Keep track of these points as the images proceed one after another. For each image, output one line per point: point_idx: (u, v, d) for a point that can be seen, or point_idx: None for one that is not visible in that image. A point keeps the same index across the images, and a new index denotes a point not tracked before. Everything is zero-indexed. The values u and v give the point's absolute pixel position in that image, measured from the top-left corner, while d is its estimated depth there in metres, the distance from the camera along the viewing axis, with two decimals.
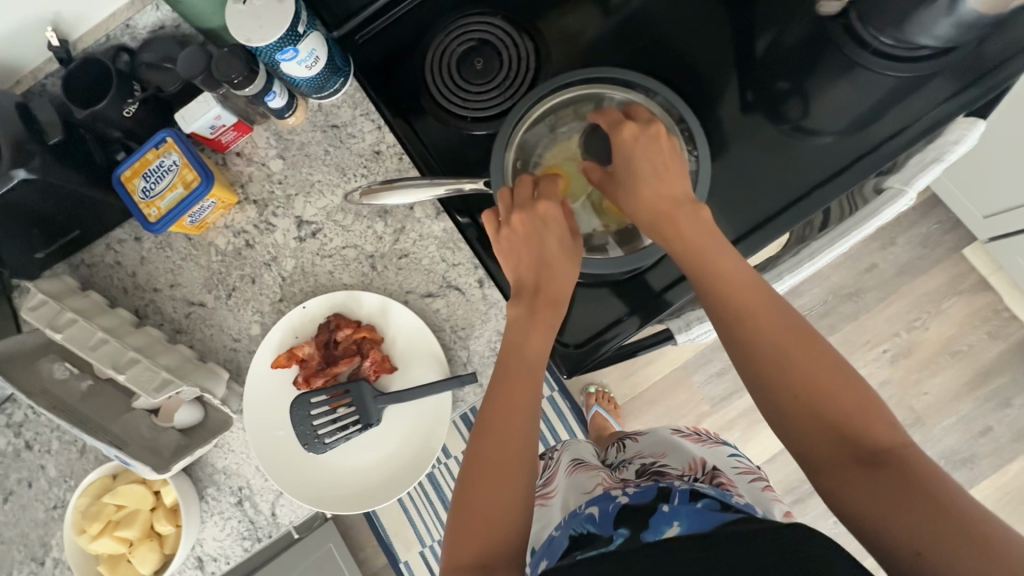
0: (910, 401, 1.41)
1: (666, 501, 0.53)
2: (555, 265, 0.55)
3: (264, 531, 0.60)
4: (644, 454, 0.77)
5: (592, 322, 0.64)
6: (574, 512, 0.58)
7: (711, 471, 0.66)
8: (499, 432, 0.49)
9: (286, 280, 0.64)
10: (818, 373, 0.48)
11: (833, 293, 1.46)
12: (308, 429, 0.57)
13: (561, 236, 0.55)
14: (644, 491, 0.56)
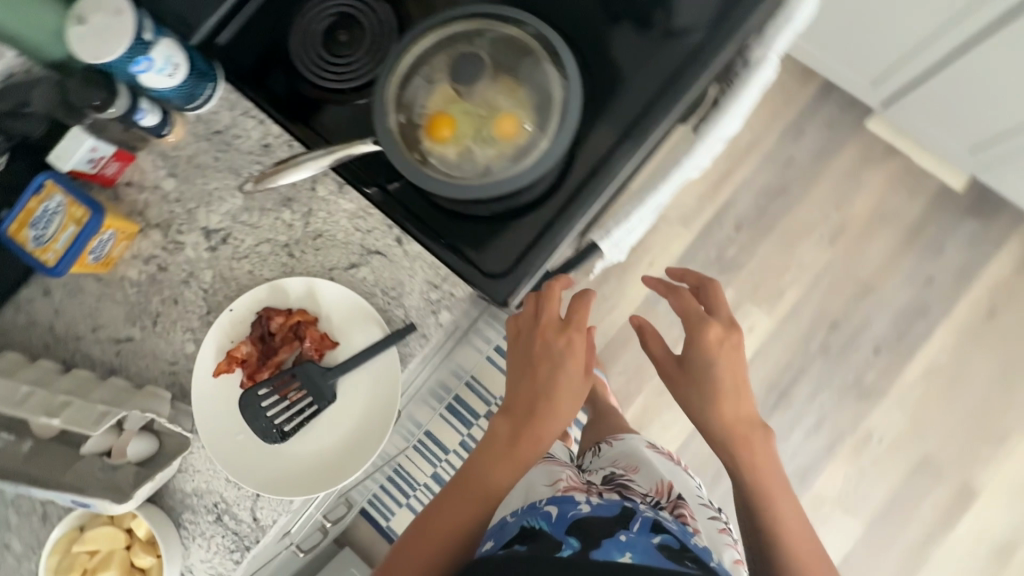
0: (857, 273, 1.49)
1: (624, 530, 0.64)
2: (560, 407, 0.66)
3: (252, 538, 0.59)
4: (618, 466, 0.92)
5: (513, 246, 0.64)
6: (532, 506, 0.69)
7: (673, 501, 0.80)
8: (450, 512, 0.65)
9: (209, 291, 0.63)
10: (799, 540, 0.65)
11: (762, 193, 1.53)
12: (265, 424, 0.57)
13: (578, 379, 0.67)
14: (605, 508, 0.69)
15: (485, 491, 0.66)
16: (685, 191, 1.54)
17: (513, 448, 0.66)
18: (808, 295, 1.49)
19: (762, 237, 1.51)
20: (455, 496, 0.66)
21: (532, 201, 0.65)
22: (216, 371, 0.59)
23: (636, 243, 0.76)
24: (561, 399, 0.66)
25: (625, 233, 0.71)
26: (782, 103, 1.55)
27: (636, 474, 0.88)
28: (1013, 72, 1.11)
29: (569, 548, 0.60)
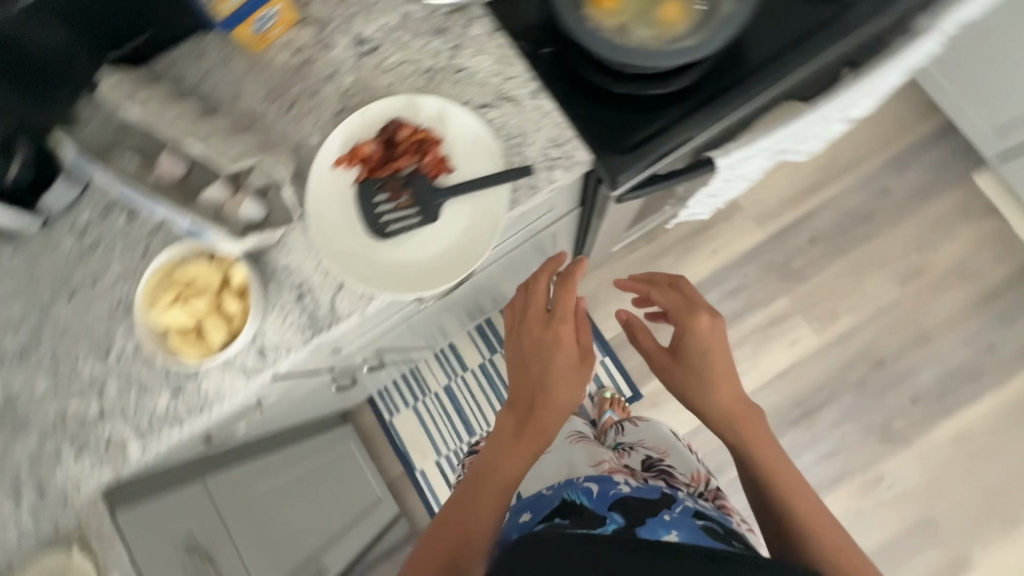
0: (918, 320, 1.45)
1: (668, 510, 0.71)
2: (557, 397, 0.67)
3: (325, 324, 0.63)
4: (645, 444, 0.97)
5: (634, 132, 0.66)
6: (570, 482, 0.78)
7: (713, 490, 0.87)
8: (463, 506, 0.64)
9: (346, 94, 0.66)
10: (805, 501, 0.63)
11: (845, 215, 1.50)
12: (373, 219, 0.61)
13: (572, 371, 0.68)
14: (649, 492, 0.74)
15: (493, 483, 0.65)
16: (769, 191, 1.52)
17: (515, 441, 0.66)
18: (861, 326, 1.46)
19: (832, 257, 1.49)
20: (469, 493, 0.65)
21: (663, 95, 0.67)
22: (335, 164, 0.63)
23: (745, 172, 0.77)
24: (554, 390, 0.67)
25: (743, 158, 0.72)
26: (894, 131, 1.50)
27: (671, 457, 0.93)
28: None
29: (614, 523, 0.68)
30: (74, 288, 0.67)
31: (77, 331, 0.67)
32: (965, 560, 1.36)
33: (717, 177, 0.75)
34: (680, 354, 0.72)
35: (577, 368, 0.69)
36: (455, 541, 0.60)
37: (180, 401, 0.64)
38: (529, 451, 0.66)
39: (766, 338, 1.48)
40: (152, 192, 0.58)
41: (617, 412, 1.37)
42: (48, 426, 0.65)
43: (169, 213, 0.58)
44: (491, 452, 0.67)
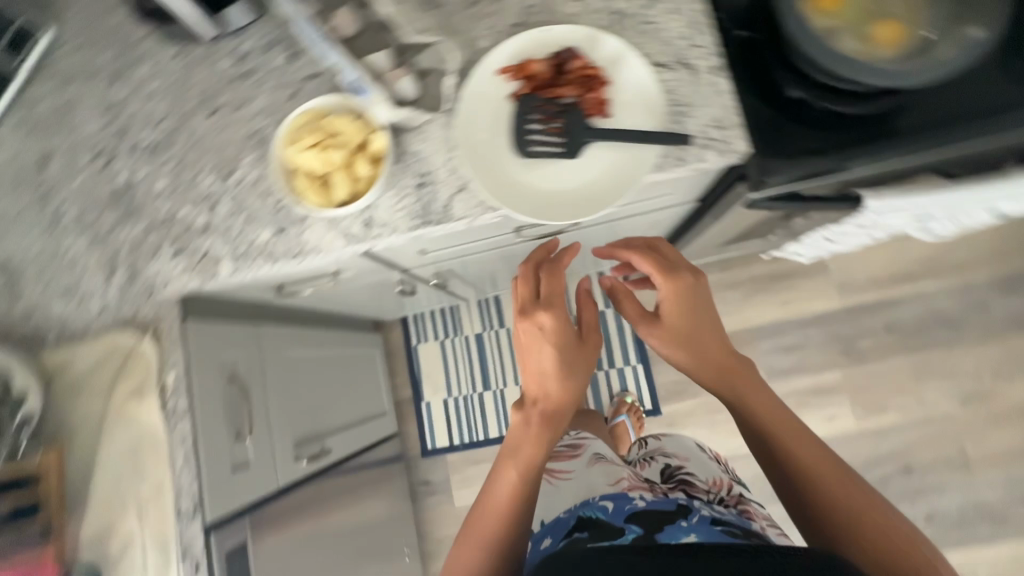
0: (963, 443, 1.39)
1: (686, 518, 0.71)
2: (561, 386, 0.66)
3: (435, 218, 0.64)
4: (666, 454, 1.01)
5: (790, 143, 0.63)
6: (588, 501, 0.79)
7: (735, 497, 0.88)
8: (495, 512, 0.64)
9: (529, 8, 0.66)
10: (807, 449, 0.61)
11: (930, 314, 1.43)
12: (519, 133, 0.61)
13: (575, 355, 0.67)
14: (666, 502, 0.75)
15: (521, 489, 0.64)
16: (863, 264, 1.45)
17: (525, 448, 0.65)
18: (904, 429, 1.41)
19: (901, 351, 1.43)
20: (496, 499, 0.64)
21: (837, 115, 0.63)
22: (501, 70, 0.63)
23: (884, 223, 0.74)
24: (557, 380, 0.66)
25: (894, 208, 0.69)
26: (1016, 249, 1.41)
27: (690, 469, 0.94)
28: None
29: (633, 533, 0.69)
30: (216, 105, 0.70)
31: (207, 146, 0.69)
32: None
33: (855, 216, 0.73)
34: (665, 320, 0.68)
35: (580, 347, 0.68)
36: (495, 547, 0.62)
37: (280, 241, 0.66)
38: (541, 449, 0.66)
39: (802, 404, 1.44)
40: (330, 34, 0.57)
41: (631, 420, 1.39)
42: (155, 221, 0.68)
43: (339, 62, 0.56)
44: (507, 464, 0.65)
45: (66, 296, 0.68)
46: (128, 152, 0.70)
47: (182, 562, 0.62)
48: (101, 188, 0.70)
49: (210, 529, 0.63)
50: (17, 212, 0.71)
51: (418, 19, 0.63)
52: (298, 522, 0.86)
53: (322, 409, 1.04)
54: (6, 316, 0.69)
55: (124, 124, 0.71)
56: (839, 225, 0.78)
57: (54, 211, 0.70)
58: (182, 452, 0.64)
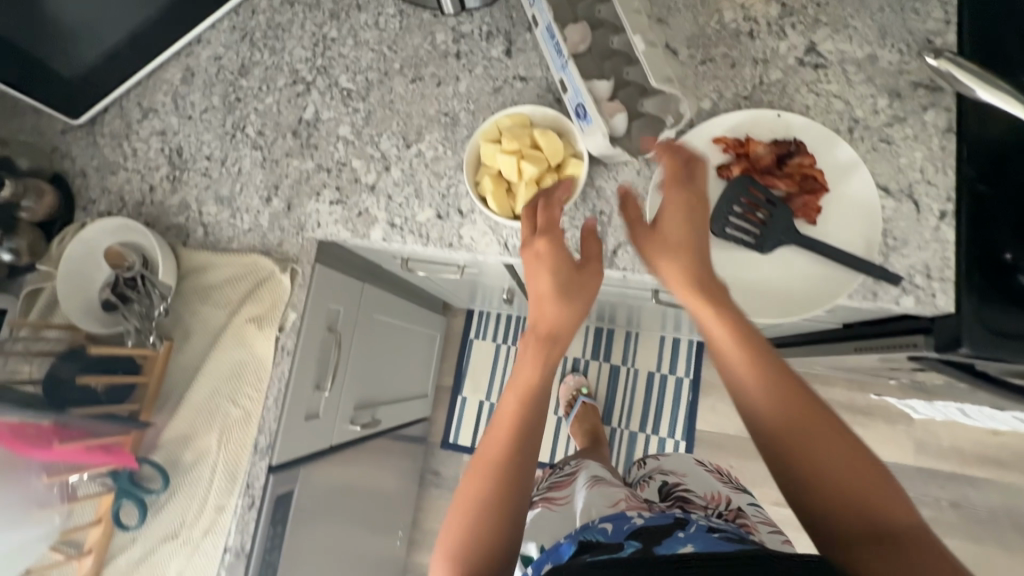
0: None
1: (683, 529, 0.57)
2: (559, 310, 0.53)
3: (596, 260, 0.62)
4: (664, 469, 0.89)
5: (991, 312, 0.54)
6: (585, 525, 0.61)
7: (734, 510, 0.77)
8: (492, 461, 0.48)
9: (763, 85, 0.63)
10: (828, 440, 0.45)
11: (1006, 508, 1.31)
12: (717, 209, 0.58)
13: (570, 280, 0.53)
14: (663, 516, 0.60)
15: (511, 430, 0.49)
16: (951, 429, 1.35)
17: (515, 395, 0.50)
18: None
19: (960, 533, 1.32)
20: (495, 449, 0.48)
21: None
22: (718, 138, 0.60)
23: None
24: (553, 305, 0.53)
25: None
26: None
27: (688, 484, 0.84)
28: None
29: (633, 545, 0.54)
30: (421, 74, 0.69)
31: (399, 110, 0.69)
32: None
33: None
34: (660, 235, 0.53)
35: (574, 273, 0.54)
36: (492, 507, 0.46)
37: (437, 225, 0.65)
38: (529, 394, 0.50)
39: None
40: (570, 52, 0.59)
41: None
42: (326, 164, 0.69)
43: (572, 81, 0.58)
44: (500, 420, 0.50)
45: (222, 204, 0.70)
46: (323, 89, 0.71)
47: (241, 496, 0.63)
48: (287, 114, 0.71)
49: (273, 470, 0.64)
50: (203, 109, 0.73)
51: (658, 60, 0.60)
52: (334, 482, 0.86)
53: (384, 376, 1.04)
54: (162, 203, 0.71)
55: (328, 62, 0.72)
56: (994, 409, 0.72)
57: (237, 120, 0.72)
58: (276, 389, 0.65)
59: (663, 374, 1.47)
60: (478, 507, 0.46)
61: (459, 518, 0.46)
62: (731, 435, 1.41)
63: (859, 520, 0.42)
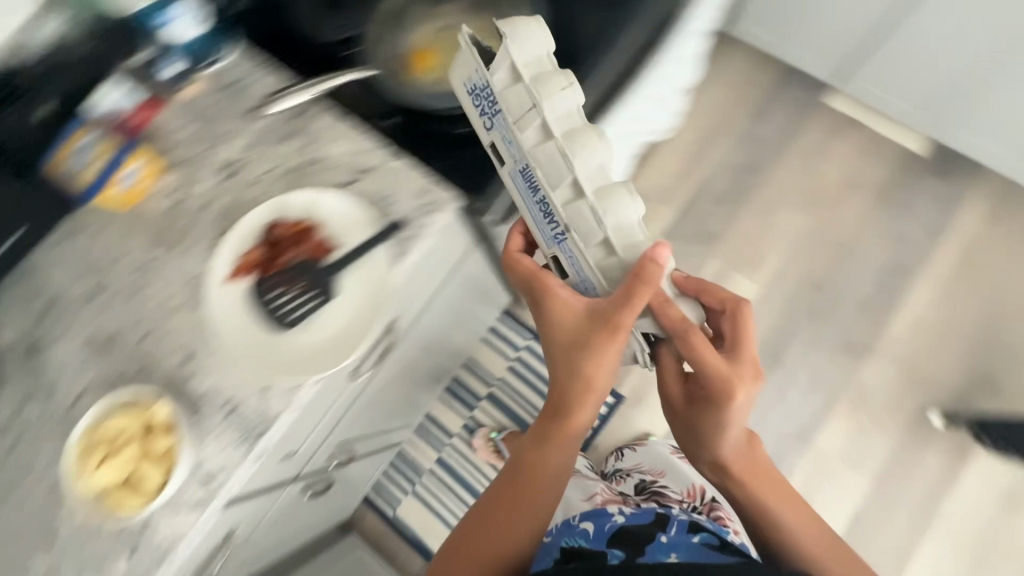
0: (833, 235, 1.54)
1: (664, 532, 1.01)
2: (579, 414, 0.67)
3: (261, 428, 0.63)
4: (643, 468, 1.36)
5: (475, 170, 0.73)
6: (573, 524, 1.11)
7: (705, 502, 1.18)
8: (501, 514, 0.73)
9: (220, 214, 0.71)
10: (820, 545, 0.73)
11: (733, 166, 1.60)
12: (275, 314, 0.65)
13: (600, 370, 0.63)
14: (638, 518, 1.06)
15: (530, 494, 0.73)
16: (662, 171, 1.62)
17: (533, 465, 0.72)
18: (788, 260, 1.53)
19: (739, 208, 1.58)
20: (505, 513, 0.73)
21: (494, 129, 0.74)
22: (229, 276, 0.66)
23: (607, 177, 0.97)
24: (574, 379, 0.65)
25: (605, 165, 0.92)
26: (743, 88, 1.64)
27: (665, 478, 1.30)
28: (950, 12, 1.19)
29: (621, 555, 0.97)
30: (4, 490, 0.66)
31: (18, 532, 0.64)
32: (931, 424, 1.40)
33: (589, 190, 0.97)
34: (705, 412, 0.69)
35: (594, 338, 0.61)
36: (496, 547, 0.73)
37: (139, 559, 0.61)
38: (545, 471, 0.73)
39: None
40: (513, 127, 0.60)
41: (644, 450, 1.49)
42: None
43: (572, 257, 0.63)
44: (532, 476, 0.73)
45: None
46: None
47: None
48: None
49: None
50: None
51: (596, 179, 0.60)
52: None
53: None
54: None
55: None
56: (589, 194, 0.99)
57: None
58: None
59: (514, 358, 1.56)
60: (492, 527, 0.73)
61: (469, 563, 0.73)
62: None
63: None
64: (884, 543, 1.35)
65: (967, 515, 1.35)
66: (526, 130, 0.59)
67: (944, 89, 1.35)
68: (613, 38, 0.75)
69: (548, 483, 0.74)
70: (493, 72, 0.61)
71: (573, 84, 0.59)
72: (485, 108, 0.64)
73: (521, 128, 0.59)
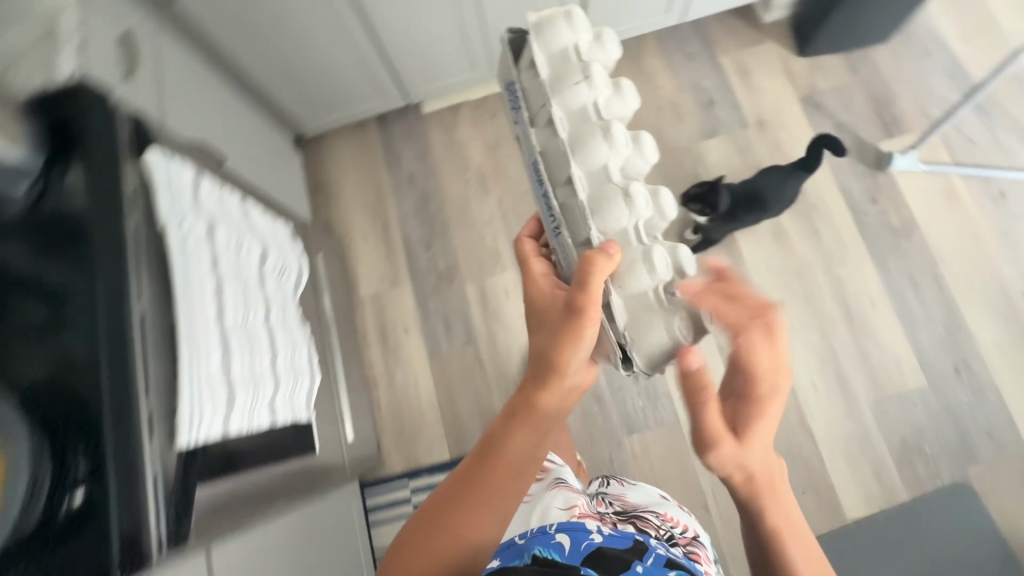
0: (518, 189, 1.68)
1: (641, 562, 0.68)
2: (546, 394, 0.70)
3: None
4: (626, 498, 1.17)
5: (97, 550, 0.64)
6: (544, 531, 0.72)
7: (680, 536, 1.04)
8: (468, 488, 0.68)
9: None
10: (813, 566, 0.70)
11: (415, 209, 1.71)
12: None
13: (563, 350, 0.68)
14: (621, 542, 0.71)
15: (503, 468, 0.69)
16: (373, 265, 1.68)
17: (506, 447, 0.70)
18: (510, 235, 1.65)
19: (446, 237, 1.68)
20: (475, 487, 0.67)
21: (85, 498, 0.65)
22: None
23: (273, 390, 0.96)
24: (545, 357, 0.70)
25: (256, 392, 0.90)
26: (367, 158, 1.76)
27: (644, 509, 1.11)
28: (399, 25, 1.36)
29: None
30: None
31: None
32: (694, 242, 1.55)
33: (270, 406, 0.95)
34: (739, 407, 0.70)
35: (567, 321, 0.68)
36: (460, 532, 0.65)
37: None
38: (520, 460, 0.69)
39: (493, 313, 1.61)
40: (529, 125, 0.73)
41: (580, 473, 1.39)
42: None
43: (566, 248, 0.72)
44: (499, 458, 0.69)
45: None
46: None
47: None
48: None
49: None
50: None
51: (597, 172, 0.72)
52: None
53: None
54: None
55: None
56: (274, 410, 0.96)
57: None
58: None
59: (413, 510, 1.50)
60: (457, 503, 0.67)
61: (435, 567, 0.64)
62: (443, 430, 1.55)
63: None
64: None
65: (769, 272, 1.53)
66: (539, 118, 0.73)
67: (466, 57, 1.55)
68: (124, 344, 0.69)
69: (513, 474, 0.69)
70: (521, 72, 0.74)
71: (592, 83, 0.71)
72: (514, 104, 0.77)
73: (555, 108, 0.71)
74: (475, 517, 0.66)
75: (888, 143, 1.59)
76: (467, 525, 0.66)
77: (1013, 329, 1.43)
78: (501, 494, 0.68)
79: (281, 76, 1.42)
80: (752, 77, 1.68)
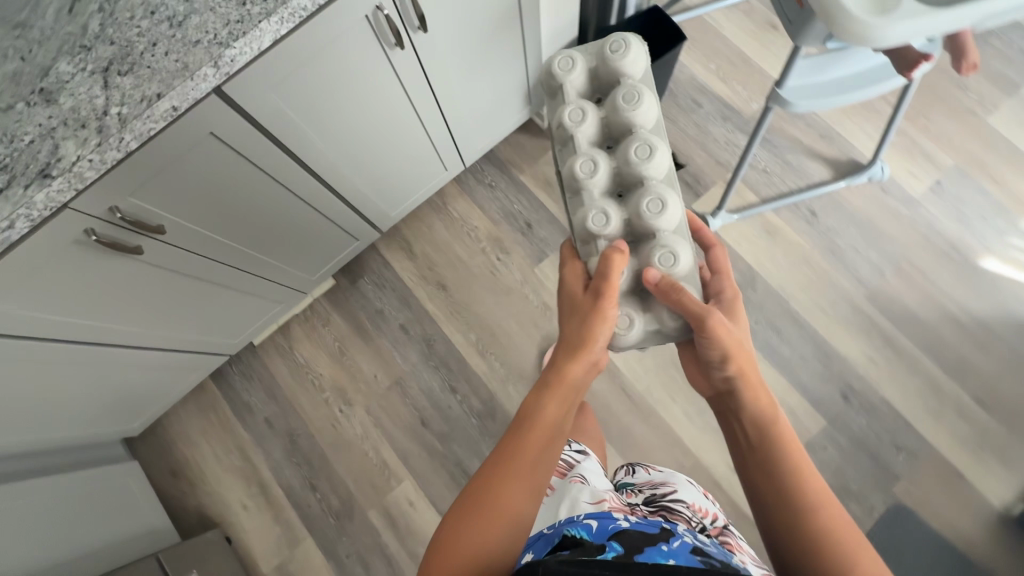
0: (381, 388, 1.58)
1: (667, 544, 0.63)
2: (573, 365, 0.71)
3: None
4: (655, 482, 1.01)
5: None
6: (573, 519, 0.73)
7: (719, 529, 0.89)
8: (501, 469, 0.65)
9: None
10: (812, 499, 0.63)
11: (286, 453, 1.57)
12: None
13: (587, 328, 0.73)
14: (648, 527, 0.68)
15: (538, 443, 0.67)
16: (264, 534, 1.52)
17: (540, 425, 0.68)
18: (391, 441, 1.54)
19: (327, 471, 1.55)
20: (508, 468, 0.65)
21: None
22: None
23: None
24: (574, 337, 0.73)
25: None
26: (215, 420, 1.61)
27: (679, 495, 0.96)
28: (168, 332, 1.23)
29: (613, 553, 0.60)
30: None
31: None
32: None
33: None
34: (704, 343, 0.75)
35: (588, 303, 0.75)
36: (495, 510, 0.62)
37: None
38: (551, 436, 0.69)
39: (404, 533, 1.48)
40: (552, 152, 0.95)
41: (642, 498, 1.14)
42: None
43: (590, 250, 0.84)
44: (533, 432, 0.68)
45: None
46: None
47: None
48: None
49: None
50: None
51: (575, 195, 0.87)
52: None
53: None
54: None
55: None
56: None
57: None
58: None
59: None
60: (494, 484, 0.64)
61: (473, 549, 0.59)
62: None
63: (819, 524, 0.61)
64: (659, 457, 1.46)
65: (647, 374, 1.51)
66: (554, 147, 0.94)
67: (266, 305, 1.43)
68: None
69: (545, 447, 0.68)
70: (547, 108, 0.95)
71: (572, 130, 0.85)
72: None
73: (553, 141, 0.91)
74: (515, 490, 0.63)
75: (701, 203, 1.61)
76: (502, 509, 0.62)
77: (875, 336, 1.47)
78: (535, 473, 0.66)
79: (63, 428, 1.25)
80: (556, 185, 1.67)
